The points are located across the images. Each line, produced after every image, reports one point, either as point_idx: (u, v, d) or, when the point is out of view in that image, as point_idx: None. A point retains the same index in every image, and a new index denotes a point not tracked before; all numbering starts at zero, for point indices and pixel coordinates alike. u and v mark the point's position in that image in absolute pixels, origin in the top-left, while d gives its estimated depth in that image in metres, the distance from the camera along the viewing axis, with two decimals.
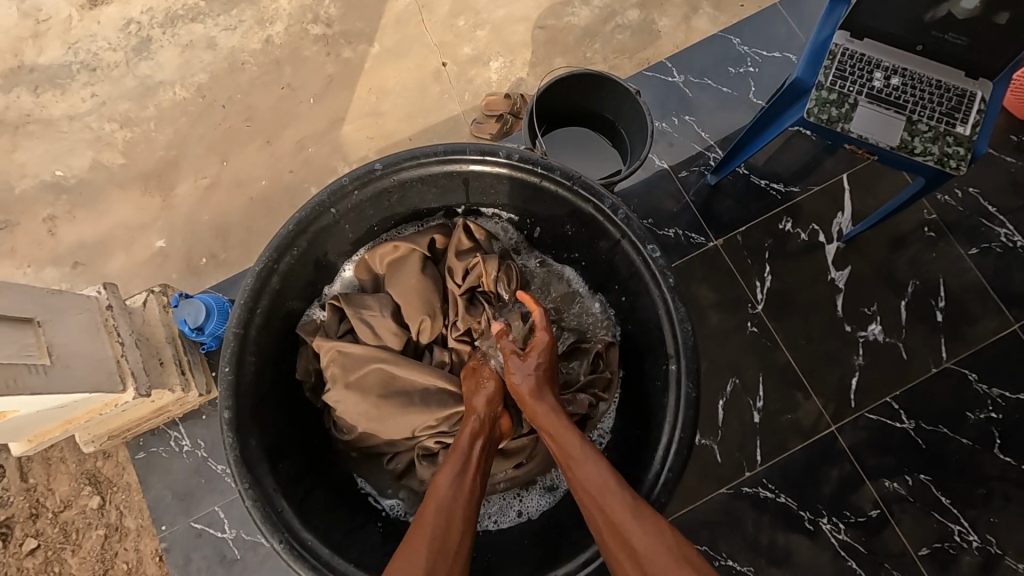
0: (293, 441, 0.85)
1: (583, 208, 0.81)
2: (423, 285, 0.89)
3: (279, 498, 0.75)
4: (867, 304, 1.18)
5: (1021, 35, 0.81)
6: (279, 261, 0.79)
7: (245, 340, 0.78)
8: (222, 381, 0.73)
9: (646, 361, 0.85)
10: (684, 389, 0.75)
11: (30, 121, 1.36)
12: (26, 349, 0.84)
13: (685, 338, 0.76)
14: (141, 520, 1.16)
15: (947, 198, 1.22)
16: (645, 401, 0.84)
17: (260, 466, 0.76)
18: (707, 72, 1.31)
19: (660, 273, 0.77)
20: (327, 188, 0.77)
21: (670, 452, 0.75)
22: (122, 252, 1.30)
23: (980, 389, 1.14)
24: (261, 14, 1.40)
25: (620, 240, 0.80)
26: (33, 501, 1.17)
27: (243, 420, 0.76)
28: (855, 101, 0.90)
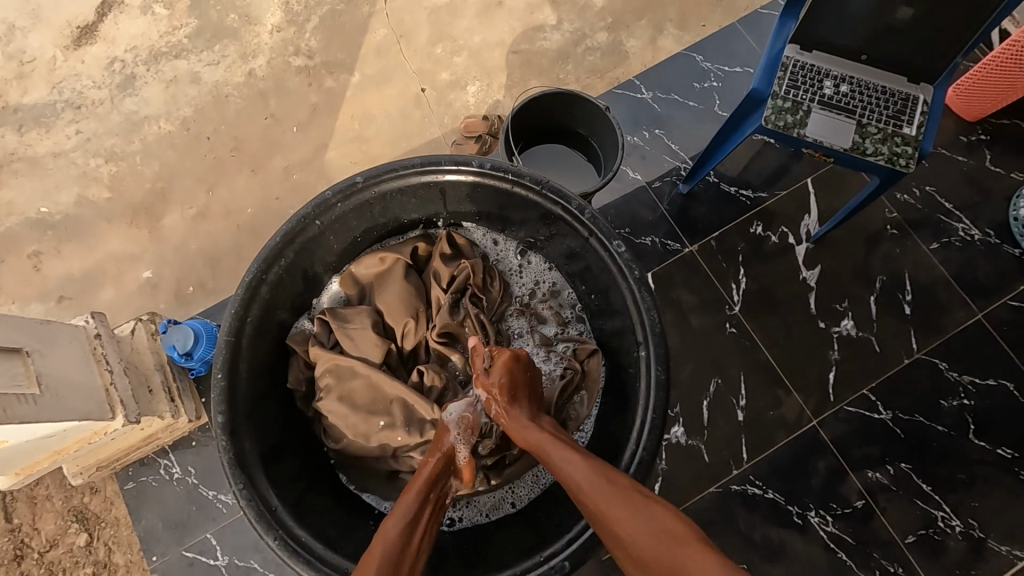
0: (287, 441, 0.85)
1: (552, 211, 0.84)
2: (406, 290, 0.93)
3: (273, 496, 0.75)
4: (839, 301, 1.23)
5: (954, 42, 0.88)
6: (269, 271, 0.81)
7: (238, 348, 0.79)
8: (217, 385, 0.75)
9: (620, 354, 0.88)
10: (655, 373, 0.78)
11: (16, 159, 1.38)
12: (15, 379, 0.85)
13: (652, 324, 0.79)
14: (130, 555, 1.15)
15: (907, 197, 1.29)
16: (620, 388, 0.87)
17: (255, 465, 0.77)
18: (674, 88, 1.38)
19: (625, 266, 0.80)
20: (311, 201, 0.80)
21: (643, 432, 0.77)
22: (109, 283, 1.31)
23: (951, 377, 1.19)
24: (244, 48, 1.45)
25: (588, 239, 0.83)
26: (18, 542, 1.15)
27: (238, 422, 0.77)
28: (809, 108, 0.96)
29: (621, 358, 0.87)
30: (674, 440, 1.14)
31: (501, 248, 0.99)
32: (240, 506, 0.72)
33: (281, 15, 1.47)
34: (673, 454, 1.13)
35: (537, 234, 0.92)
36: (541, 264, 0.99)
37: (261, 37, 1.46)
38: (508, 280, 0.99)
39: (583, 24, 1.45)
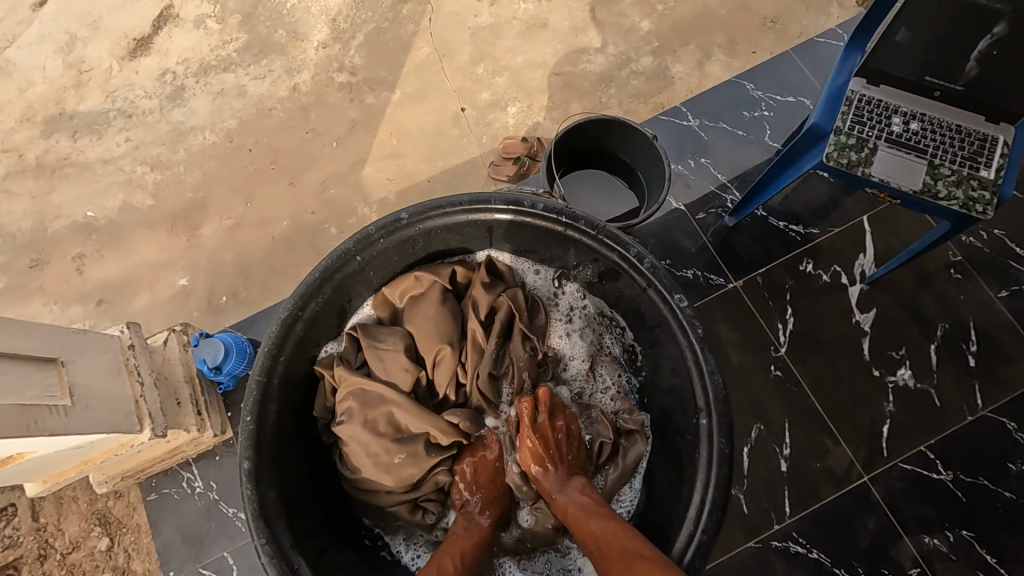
0: (312, 490, 0.82)
1: (607, 257, 0.81)
2: (443, 318, 0.88)
3: (295, 555, 0.72)
4: (895, 348, 1.15)
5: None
6: (304, 308, 0.79)
7: (268, 389, 0.77)
8: (243, 431, 0.72)
9: (675, 415, 0.82)
10: (717, 443, 0.73)
11: (67, 164, 1.42)
12: (48, 389, 0.85)
13: (716, 391, 0.75)
14: (148, 564, 1.14)
15: (972, 240, 1.20)
16: (674, 456, 0.81)
17: (278, 518, 0.73)
18: (722, 116, 1.33)
19: (687, 323, 0.76)
20: (353, 237, 0.78)
21: (704, 511, 0.72)
22: (146, 289, 1.33)
23: (1021, 439, 1.09)
24: (290, 63, 1.47)
25: (646, 289, 0.79)
26: (42, 542, 1.16)
27: (263, 472, 0.74)
28: (875, 145, 0.90)
29: (670, 412, 0.83)
30: None
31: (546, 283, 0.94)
32: (262, 562, 0.69)
33: (327, 31, 1.48)
34: None
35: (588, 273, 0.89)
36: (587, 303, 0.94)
37: (307, 52, 1.47)
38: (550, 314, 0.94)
39: (628, 48, 1.42)
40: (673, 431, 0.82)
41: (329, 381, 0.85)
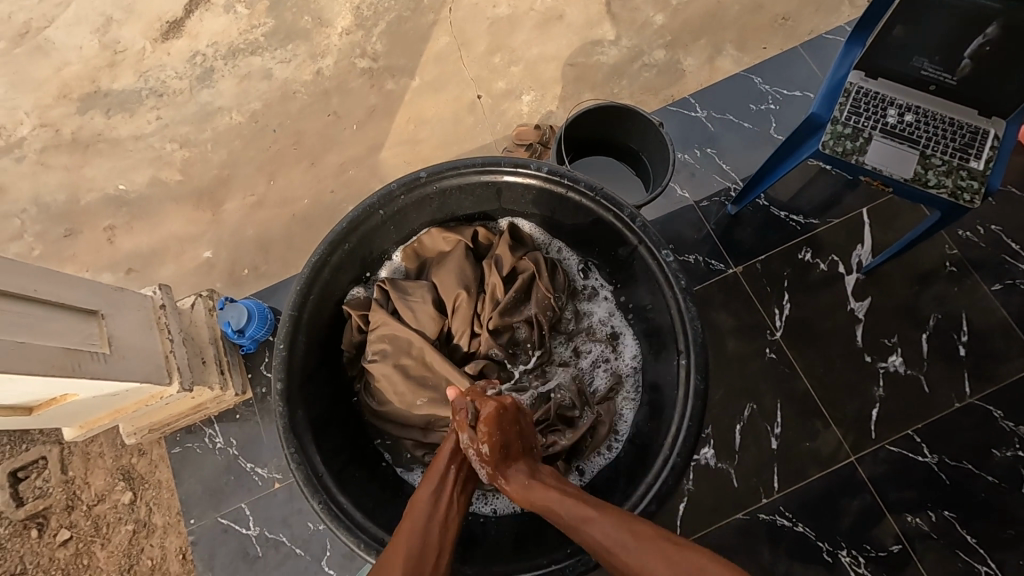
0: (333, 414, 0.90)
1: (605, 218, 0.86)
2: (464, 273, 0.94)
3: (319, 464, 0.79)
4: (887, 335, 1.19)
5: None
6: (332, 254, 0.85)
7: (299, 323, 0.83)
8: (277, 356, 0.79)
9: (659, 361, 0.88)
10: (693, 384, 0.78)
11: (101, 139, 1.50)
12: (89, 338, 0.92)
13: (695, 335, 0.79)
14: (168, 518, 1.22)
15: (969, 235, 1.24)
16: (656, 393, 0.87)
17: (306, 431, 0.80)
18: (729, 109, 1.37)
19: (672, 276, 0.81)
20: (377, 192, 0.84)
21: (678, 437, 0.77)
22: (173, 260, 1.41)
23: (1006, 426, 1.13)
24: (314, 48, 1.53)
25: (637, 246, 0.84)
26: (70, 493, 1.24)
27: (293, 392, 0.81)
28: (869, 136, 0.94)
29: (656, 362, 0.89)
30: (702, 462, 1.13)
31: (562, 255, 1.01)
32: (290, 467, 0.76)
33: (351, 19, 1.54)
34: (700, 475, 1.12)
35: (594, 243, 0.94)
36: (598, 274, 1.00)
37: (331, 38, 1.54)
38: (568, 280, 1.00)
39: (641, 41, 1.46)
40: (661, 383, 0.86)
41: (356, 320, 0.91)
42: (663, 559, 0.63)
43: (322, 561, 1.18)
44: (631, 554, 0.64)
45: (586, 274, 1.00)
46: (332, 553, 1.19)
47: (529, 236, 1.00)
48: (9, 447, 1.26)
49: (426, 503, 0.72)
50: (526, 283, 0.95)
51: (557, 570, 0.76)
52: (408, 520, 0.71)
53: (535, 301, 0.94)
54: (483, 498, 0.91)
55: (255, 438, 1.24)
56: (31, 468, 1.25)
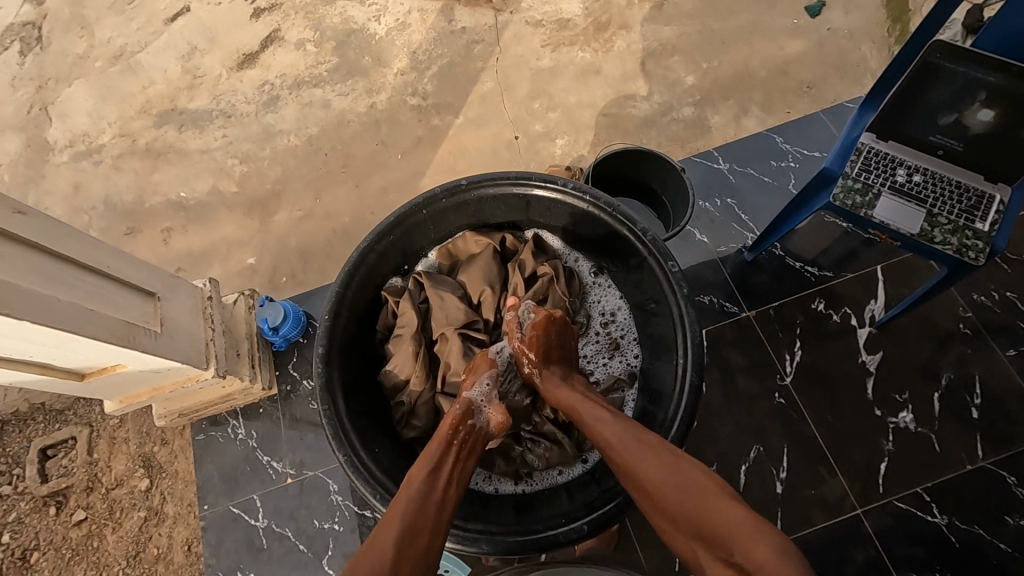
0: (364, 383, 0.97)
1: (620, 232, 0.93)
2: (491, 273, 1.02)
3: (347, 421, 0.86)
4: (898, 391, 1.20)
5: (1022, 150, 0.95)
6: (379, 243, 0.94)
7: (342, 298, 0.92)
8: (323, 322, 0.88)
9: (660, 366, 0.93)
10: (689, 378, 0.83)
11: (170, 151, 1.66)
12: (145, 316, 1.01)
13: (695, 337, 0.84)
14: (179, 508, 1.27)
15: (983, 299, 1.26)
16: (657, 388, 0.92)
17: (339, 389, 0.88)
18: (750, 163, 1.45)
19: (676, 283, 0.86)
20: (422, 195, 0.93)
21: (673, 426, 0.81)
22: (220, 262, 1.52)
23: (1019, 493, 1.12)
24: (370, 85, 1.68)
25: (646, 257, 0.90)
26: (91, 475, 1.30)
27: (332, 355, 0.89)
28: (879, 192, 1.03)
29: (657, 369, 0.93)
30: None
31: (579, 264, 1.07)
32: (322, 420, 0.84)
33: (406, 61, 1.70)
34: None
35: (609, 254, 1.00)
36: (609, 283, 1.05)
37: (387, 76, 1.69)
38: (586, 288, 1.06)
39: (672, 98, 1.57)
40: (662, 384, 0.91)
41: (390, 305, 0.99)
42: (680, 483, 0.70)
43: (323, 559, 1.21)
44: (641, 459, 0.73)
45: (599, 281, 1.05)
46: (333, 552, 1.22)
47: (551, 246, 1.07)
48: (43, 424, 1.34)
49: (420, 486, 0.74)
50: (544, 287, 1.01)
51: (552, 533, 0.80)
52: (407, 493, 0.73)
53: (552, 302, 1.00)
54: (488, 478, 0.95)
55: (273, 432, 1.30)
56: (60, 446, 1.32)
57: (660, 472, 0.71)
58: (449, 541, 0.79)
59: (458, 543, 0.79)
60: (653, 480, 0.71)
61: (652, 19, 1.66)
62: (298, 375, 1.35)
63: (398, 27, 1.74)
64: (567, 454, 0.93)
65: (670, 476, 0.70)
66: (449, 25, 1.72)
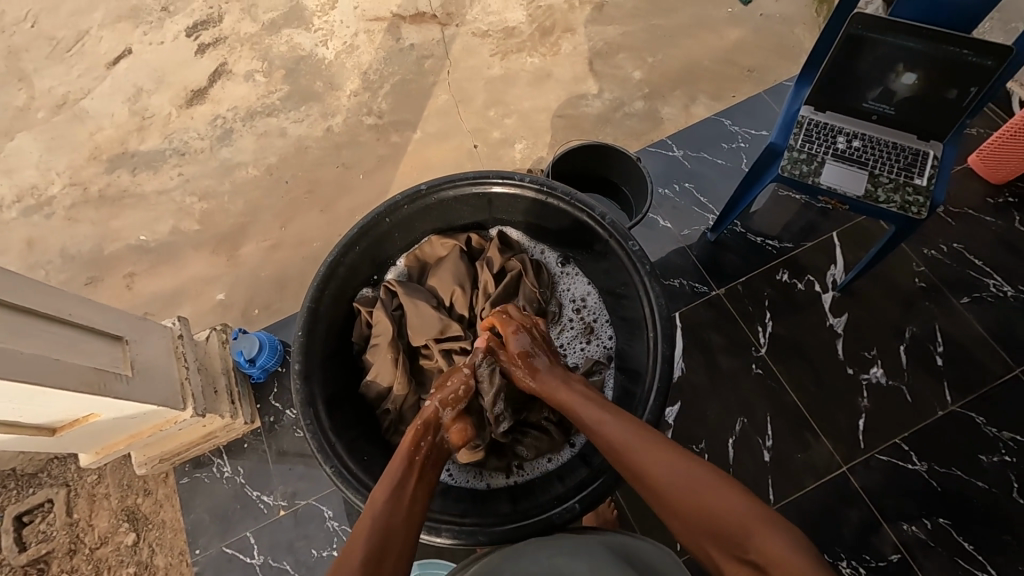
0: (346, 395, 0.97)
1: (580, 219, 0.95)
2: (461, 273, 1.03)
3: (333, 435, 0.86)
4: (867, 348, 1.25)
5: (947, 108, 1.02)
6: (346, 255, 0.95)
7: (316, 313, 0.92)
8: (297, 338, 0.87)
9: (634, 344, 0.95)
10: (661, 351, 0.86)
11: (126, 195, 1.62)
12: (114, 361, 0.98)
13: (662, 311, 0.87)
14: (171, 558, 1.22)
15: (934, 253, 1.32)
16: (633, 365, 0.95)
17: (320, 404, 0.88)
18: (703, 147, 1.51)
19: (639, 262, 0.89)
20: (385, 203, 0.94)
21: (652, 397, 0.84)
22: (189, 302, 1.49)
23: (989, 432, 1.17)
24: (326, 109, 1.68)
25: (609, 241, 0.93)
26: (72, 537, 1.24)
27: (311, 371, 0.89)
28: (823, 160, 1.08)
29: (631, 348, 0.96)
30: None
31: (545, 255, 1.09)
32: (306, 436, 0.83)
33: (359, 82, 1.71)
34: None
35: (573, 242, 1.02)
36: (577, 271, 1.07)
37: (341, 100, 1.69)
38: (554, 278, 1.08)
39: (622, 94, 1.62)
40: (637, 361, 0.93)
41: (364, 316, 0.99)
42: (682, 477, 0.66)
43: None
44: (648, 458, 0.70)
45: (566, 271, 1.08)
46: None
47: (516, 242, 1.08)
48: (16, 491, 1.27)
49: (381, 509, 0.70)
50: (514, 281, 1.03)
51: (547, 517, 0.81)
52: (368, 513, 0.70)
53: (524, 295, 1.02)
54: (478, 475, 0.96)
55: (261, 466, 1.27)
56: (36, 511, 1.25)
57: (666, 465, 0.68)
58: (446, 538, 0.80)
59: (455, 538, 0.80)
60: (660, 481, 0.67)
61: (595, 21, 1.71)
62: (280, 405, 1.32)
63: (347, 50, 1.75)
64: (553, 439, 0.95)
65: (672, 472, 0.67)
66: (398, 44, 1.74)
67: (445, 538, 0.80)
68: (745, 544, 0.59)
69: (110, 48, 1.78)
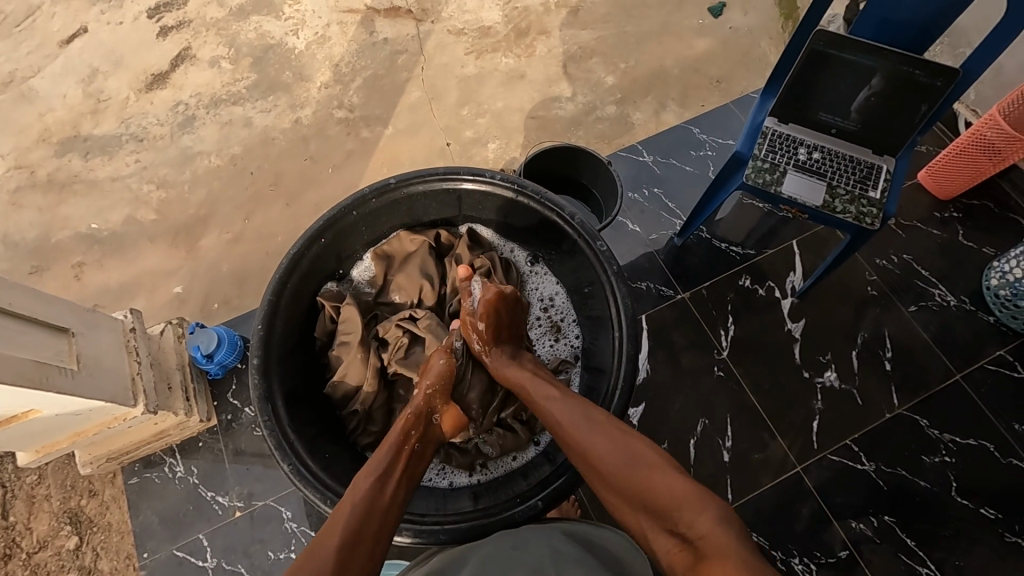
0: (306, 392, 0.95)
1: (549, 218, 0.96)
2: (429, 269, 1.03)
3: (292, 432, 0.84)
4: (822, 353, 1.30)
5: (899, 124, 1.07)
6: (310, 247, 0.92)
7: (276, 307, 0.89)
8: (256, 332, 0.85)
9: (599, 343, 0.96)
10: (626, 350, 0.87)
11: (77, 181, 1.54)
12: (58, 354, 0.93)
13: (627, 310, 0.89)
14: (117, 562, 1.17)
15: (885, 262, 1.39)
16: (598, 364, 0.96)
17: (279, 400, 0.85)
18: (672, 154, 1.54)
19: (606, 262, 0.90)
20: (351, 195, 0.92)
21: (615, 396, 0.85)
22: (143, 295, 1.42)
23: (932, 433, 1.24)
24: (294, 100, 1.64)
25: (577, 241, 0.93)
26: (8, 541, 1.16)
27: (270, 366, 0.86)
28: (785, 170, 1.12)
29: (597, 347, 0.97)
30: None
31: (515, 254, 1.09)
32: (262, 432, 0.81)
33: (330, 74, 1.67)
34: None
35: (542, 241, 1.02)
36: (546, 270, 1.07)
37: (310, 91, 1.65)
38: (523, 277, 1.08)
39: (595, 98, 1.64)
40: (603, 360, 0.94)
41: (328, 310, 0.98)
42: (622, 450, 0.70)
43: None
44: (589, 435, 0.73)
45: (535, 270, 1.08)
46: None
47: (486, 240, 1.09)
48: None
49: (370, 483, 0.71)
50: (482, 278, 1.03)
51: (508, 516, 0.81)
52: (352, 493, 0.70)
53: None
54: (442, 473, 0.96)
55: (216, 466, 1.23)
56: None
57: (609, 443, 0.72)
58: (406, 537, 0.79)
59: (415, 537, 0.79)
60: (603, 460, 0.71)
61: (570, 25, 1.73)
62: (239, 402, 1.28)
63: (318, 40, 1.71)
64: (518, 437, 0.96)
65: (611, 445, 0.71)
66: (371, 37, 1.71)
67: (404, 537, 0.79)
68: (675, 519, 0.62)
69: (63, 25, 1.68)
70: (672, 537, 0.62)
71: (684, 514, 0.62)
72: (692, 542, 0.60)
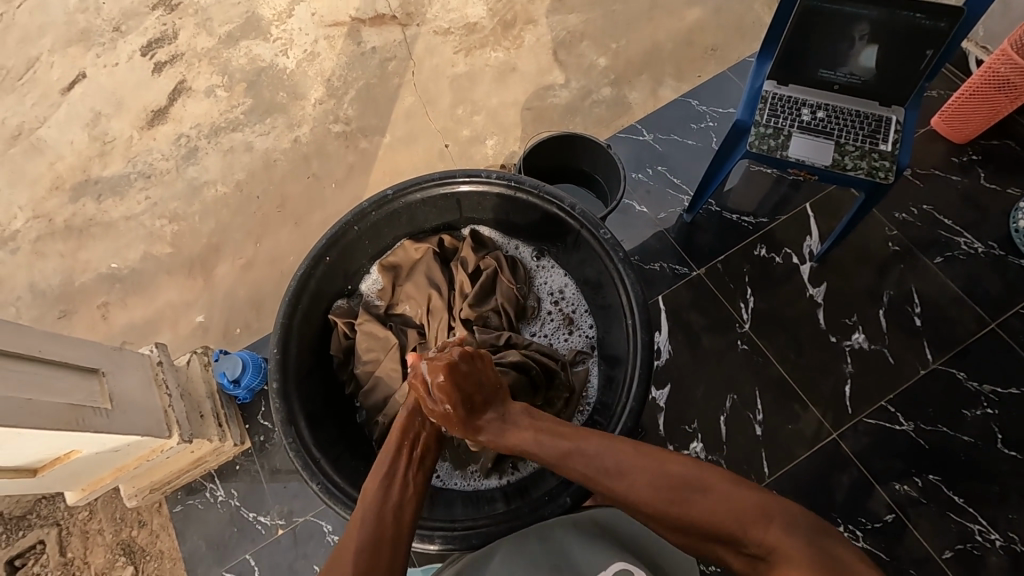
0: (328, 409, 0.96)
1: (551, 211, 0.95)
2: (436, 276, 1.03)
3: (316, 450, 0.85)
4: (848, 315, 1.27)
5: (907, 73, 1.04)
6: (316, 266, 0.94)
7: (290, 329, 0.90)
8: (273, 355, 0.86)
9: (613, 330, 0.95)
10: (640, 336, 0.86)
11: (93, 224, 1.57)
12: (91, 394, 0.95)
13: (637, 296, 0.88)
14: None
15: (906, 216, 1.34)
16: (614, 352, 0.95)
17: (302, 421, 0.87)
18: (673, 130, 1.51)
19: (611, 250, 0.89)
20: (351, 211, 0.93)
21: (635, 383, 0.84)
22: (167, 328, 1.46)
23: (971, 386, 1.20)
24: (291, 120, 1.65)
25: (580, 231, 0.93)
26: None
27: (289, 388, 0.88)
28: (790, 133, 1.09)
29: (611, 336, 0.96)
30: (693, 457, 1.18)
31: (520, 251, 1.08)
32: (289, 453, 0.83)
33: (323, 90, 1.68)
34: None
35: (546, 235, 1.02)
36: (553, 263, 1.07)
37: (306, 109, 1.66)
38: (531, 272, 1.07)
39: (589, 82, 1.62)
40: (618, 348, 0.94)
41: (342, 327, 0.99)
42: (670, 480, 0.66)
43: None
44: (625, 481, 0.67)
45: (542, 264, 1.07)
46: None
47: (489, 239, 1.08)
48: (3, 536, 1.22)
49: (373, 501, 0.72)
50: (490, 279, 1.03)
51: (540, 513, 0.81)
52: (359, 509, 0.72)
53: (501, 291, 1.02)
54: (470, 476, 0.96)
55: (255, 487, 1.25)
56: (28, 555, 1.21)
57: (647, 476, 0.66)
58: (437, 544, 0.80)
59: (446, 543, 0.80)
60: (641, 494, 0.66)
61: (556, 11, 1.70)
62: (269, 423, 1.30)
63: (308, 58, 1.72)
64: None
65: (653, 479, 0.66)
66: (360, 47, 1.71)
67: (434, 545, 0.80)
68: (743, 540, 0.62)
69: (62, 73, 1.72)
70: (743, 555, 0.63)
71: (752, 529, 0.61)
72: (764, 557, 0.61)
